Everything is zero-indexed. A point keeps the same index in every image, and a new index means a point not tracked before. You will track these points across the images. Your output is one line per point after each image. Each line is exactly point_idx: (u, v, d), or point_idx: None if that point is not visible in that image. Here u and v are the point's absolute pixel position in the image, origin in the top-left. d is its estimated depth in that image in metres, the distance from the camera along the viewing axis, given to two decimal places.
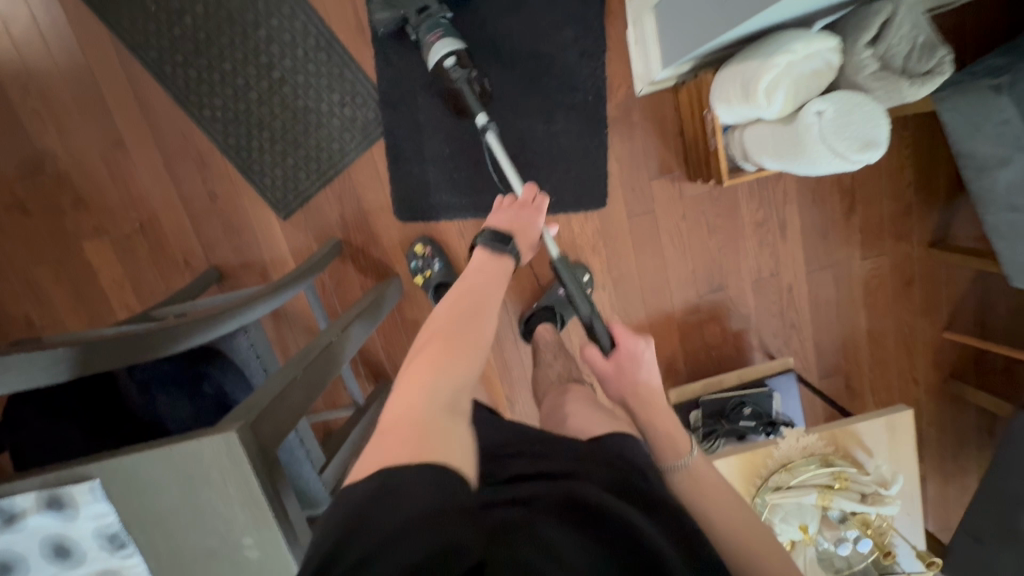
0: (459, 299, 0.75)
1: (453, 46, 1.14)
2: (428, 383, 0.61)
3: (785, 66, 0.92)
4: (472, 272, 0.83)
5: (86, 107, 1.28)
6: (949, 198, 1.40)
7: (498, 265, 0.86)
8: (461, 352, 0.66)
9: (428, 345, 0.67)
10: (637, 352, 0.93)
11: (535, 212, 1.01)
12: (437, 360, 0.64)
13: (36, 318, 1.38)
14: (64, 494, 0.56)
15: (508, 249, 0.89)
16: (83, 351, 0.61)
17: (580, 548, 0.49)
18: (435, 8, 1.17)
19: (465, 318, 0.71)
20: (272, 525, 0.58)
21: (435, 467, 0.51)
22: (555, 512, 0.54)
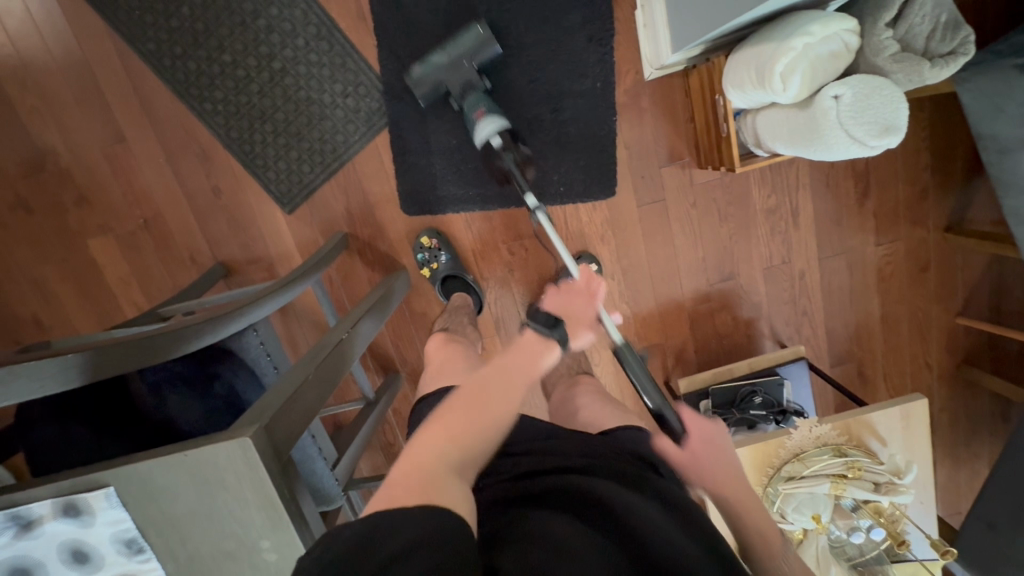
0: (491, 372, 0.69)
1: (499, 124, 1.14)
2: (438, 445, 0.57)
3: (802, 49, 0.88)
4: (512, 349, 0.76)
5: (85, 102, 1.26)
6: (966, 181, 1.37)
7: (541, 348, 0.78)
8: (481, 420, 0.61)
9: (451, 409, 0.62)
10: (709, 435, 0.81)
11: (588, 299, 0.95)
12: (456, 425, 0.60)
13: (44, 316, 1.38)
14: (80, 500, 0.56)
15: (557, 334, 0.83)
16: (92, 357, 0.60)
17: (586, 547, 0.51)
18: (478, 84, 1.19)
19: (499, 393, 0.66)
20: (288, 529, 0.57)
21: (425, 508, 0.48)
22: (566, 510, 0.56)
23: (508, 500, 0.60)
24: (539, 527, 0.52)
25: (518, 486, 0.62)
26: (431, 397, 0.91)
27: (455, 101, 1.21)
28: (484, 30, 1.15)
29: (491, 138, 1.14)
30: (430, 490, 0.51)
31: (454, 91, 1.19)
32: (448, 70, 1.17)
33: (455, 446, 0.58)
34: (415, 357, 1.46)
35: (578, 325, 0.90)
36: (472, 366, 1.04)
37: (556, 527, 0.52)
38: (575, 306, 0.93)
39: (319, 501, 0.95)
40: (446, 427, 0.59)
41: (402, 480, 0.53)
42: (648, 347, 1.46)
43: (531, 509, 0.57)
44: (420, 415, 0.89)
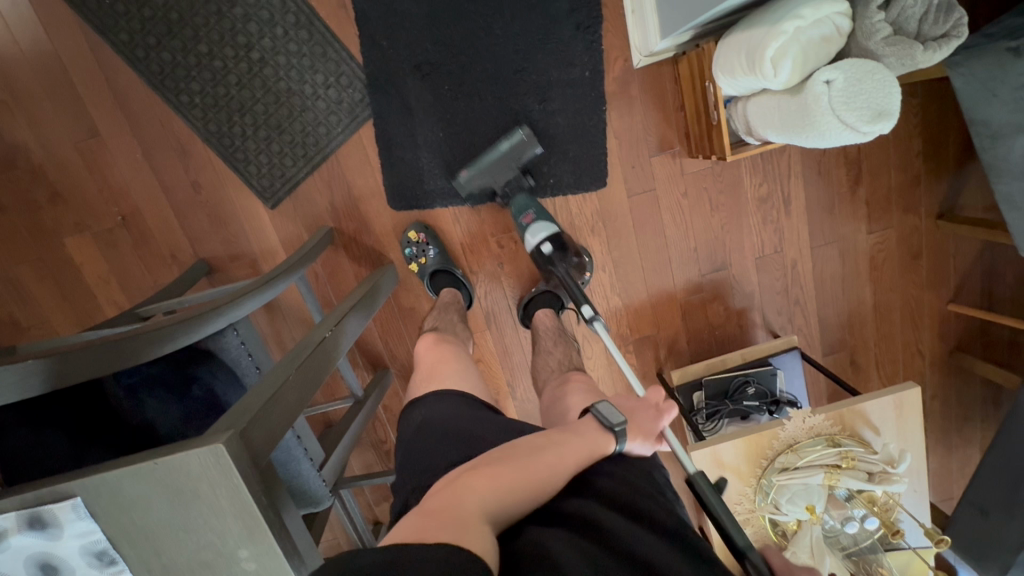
0: (542, 446, 0.68)
1: (547, 230, 1.21)
2: (480, 492, 0.57)
3: (793, 33, 0.86)
4: (566, 429, 0.73)
5: (55, 95, 1.22)
6: (958, 167, 1.36)
7: (596, 437, 0.72)
8: (525, 482, 0.61)
9: (500, 465, 0.62)
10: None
11: (656, 414, 0.87)
12: (498, 480, 0.60)
13: (21, 317, 1.34)
14: (46, 512, 0.54)
15: (617, 429, 0.73)
16: (56, 362, 0.57)
17: (579, 559, 0.51)
18: (522, 183, 1.27)
19: (546, 464, 0.64)
20: (267, 537, 0.55)
21: (450, 547, 0.46)
22: (565, 527, 0.57)
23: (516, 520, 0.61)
24: (538, 544, 0.53)
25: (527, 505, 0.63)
26: (422, 401, 0.90)
27: (500, 196, 1.29)
28: (525, 135, 1.21)
29: (542, 244, 1.20)
30: (462, 532, 0.50)
31: (501, 189, 1.27)
32: (497, 170, 1.24)
33: (495, 497, 0.58)
34: (405, 353, 1.43)
35: (639, 429, 0.81)
36: (462, 365, 1.03)
37: (559, 543, 0.53)
38: (638, 414, 0.85)
39: (305, 503, 0.93)
40: (493, 479, 0.60)
41: (441, 510, 0.54)
42: (640, 339, 1.45)
43: (534, 526, 0.57)
44: (410, 419, 0.87)
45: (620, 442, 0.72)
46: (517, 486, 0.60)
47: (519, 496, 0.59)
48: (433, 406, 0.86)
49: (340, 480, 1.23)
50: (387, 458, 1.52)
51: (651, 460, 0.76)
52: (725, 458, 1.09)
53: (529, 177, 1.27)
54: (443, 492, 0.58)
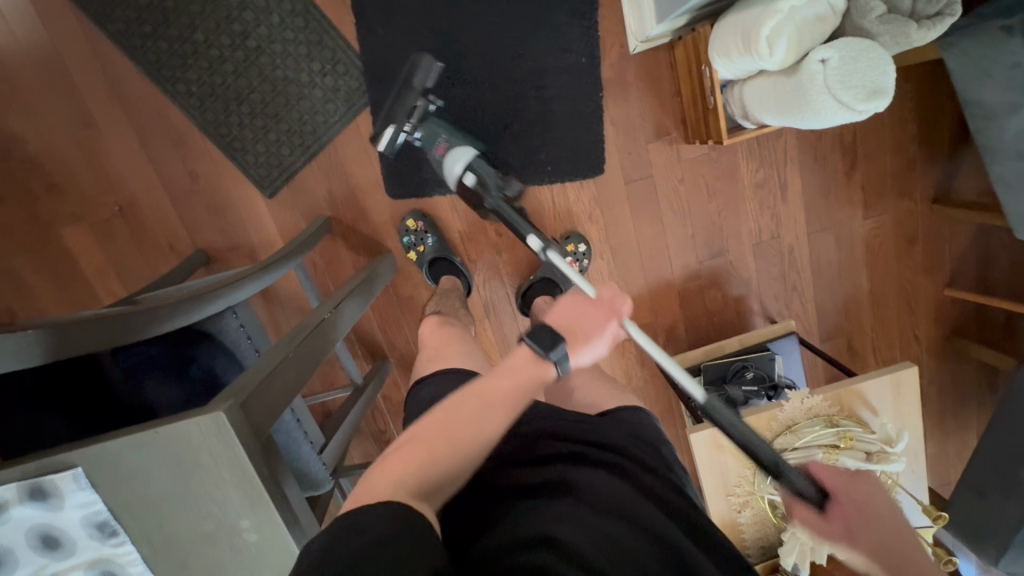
0: (464, 400, 0.63)
1: (468, 156, 1.11)
2: (393, 479, 0.54)
3: (789, 12, 0.87)
4: (497, 370, 0.67)
5: (51, 84, 1.21)
6: (953, 151, 1.36)
7: (533, 371, 0.67)
8: (443, 456, 0.58)
9: (410, 446, 0.59)
10: (866, 502, 0.64)
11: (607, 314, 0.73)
12: (413, 464, 0.56)
13: (16, 309, 1.33)
14: (46, 483, 0.54)
15: (555, 360, 0.68)
16: (56, 334, 0.57)
17: (585, 535, 0.54)
18: (422, 106, 1.15)
19: (467, 424, 0.61)
20: (269, 507, 0.55)
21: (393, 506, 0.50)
22: (568, 497, 0.59)
23: (500, 489, 0.62)
24: (546, 520, 0.55)
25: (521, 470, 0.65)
26: (429, 381, 0.90)
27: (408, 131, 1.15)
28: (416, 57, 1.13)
29: (463, 175, 1.11)
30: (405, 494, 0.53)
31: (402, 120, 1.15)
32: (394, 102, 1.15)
33: (419, 475, 0.56)
34: (404, 342, 1.43)
35: (584, 337, 0.71)
36: (465, 348, 1.03)
37: (560, 519, 0.55)
38: (582, 315, 0.73)
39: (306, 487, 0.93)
40: (410, 461, 0.56)
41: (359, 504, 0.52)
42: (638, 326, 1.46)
43: (539, 500, 0.59)
44: (417, 401, 0.88)
45: (562, 366, 0.68)
46: (444, 459, 0.58)
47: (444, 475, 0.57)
48: (441, 386, 0.87)
49: (340, 468, 1.24)
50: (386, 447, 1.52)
51: (656, 436, 0.80)
52: (724, 440, 1.09)
53: (429, 96, 1.13)
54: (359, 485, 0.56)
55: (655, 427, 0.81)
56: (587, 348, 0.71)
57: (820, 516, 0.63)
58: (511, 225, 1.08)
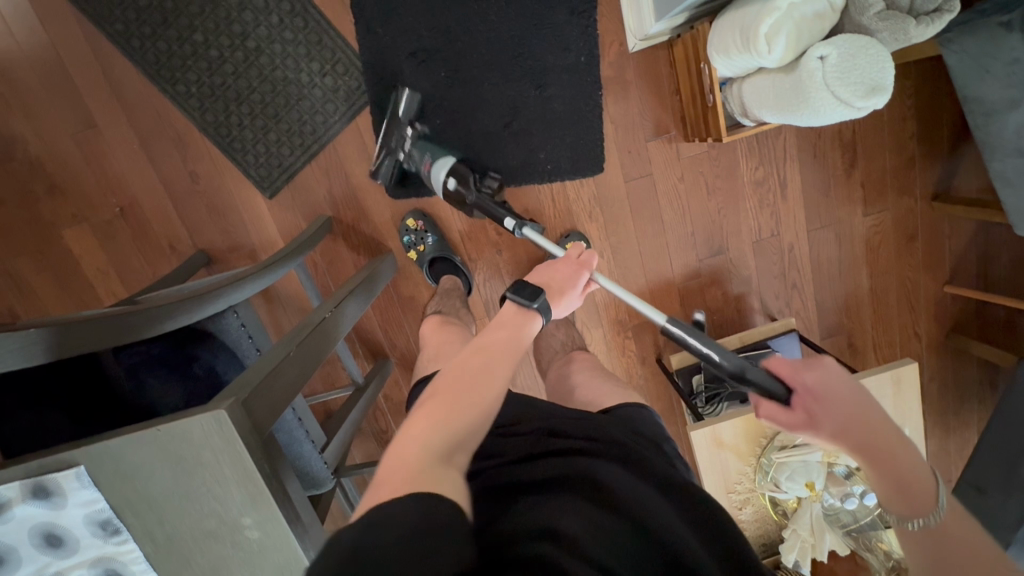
0: (467, 357, 0.71)
1: (448, 163, 1.15)
2: (423, 434, 0.58)
3: (787, 9, 0.87)
4: (491, 327, 0.78)
5: (52, 86, 1.21)
6: (953, 148, 1.36)
7: (522, 319, 0.80)
8: (466, 402, 0.63)
9: (431, 401, 0.64)
10: (822, 385, 0.69)
11: (577, 268, 0.92)
12: (441, 414, 0.61)
13: (18, 310, 1.33)
14: (49, 481, 0.54)
15: (537, 306, 0.82)
16: (58, 333, 0.58)
17: (587, 523, 0.55)
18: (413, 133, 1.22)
19: (476, 374, 0.67)
20: (271, 504, 0.56)
21: (422, 497, 0.48)
22: (570, 491, 0.60)
23: (504, 486, 0.63)
24: (549, 511, 0.56)
25: (522, 467, 0.65)
26: (433, 377, 0.91)
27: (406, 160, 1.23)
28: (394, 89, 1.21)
29: (446, 181, 1.14)
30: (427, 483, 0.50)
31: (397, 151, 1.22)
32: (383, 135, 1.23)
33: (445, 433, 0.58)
34: (405, 342, 1.44)
35: (558, 289, 0.88)
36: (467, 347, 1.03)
37: (561, 512, 0.55)
38: (556, 273, 0.90)
39: (309, 485, 0.94)
40: (439, 415, 0.61)
41: (389, 478, 0.53)
42: (638, 324, 1.46)
43: (539, 494, 0.60)
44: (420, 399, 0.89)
45: (545, 313, 0.83)
46: (465, 406, 0.63)
47: (470, 426, 0.61)
48: None
49: (342, 468, 1.24)
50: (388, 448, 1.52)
51: (658, 434, 0.80)
52: (724, 437, 1.09)
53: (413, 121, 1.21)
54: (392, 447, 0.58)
55: (655, 426, 0.81)
56: (563, 299, 0.88)
57: (784, 409, 0.71)
58: (493, 216, 1.11)
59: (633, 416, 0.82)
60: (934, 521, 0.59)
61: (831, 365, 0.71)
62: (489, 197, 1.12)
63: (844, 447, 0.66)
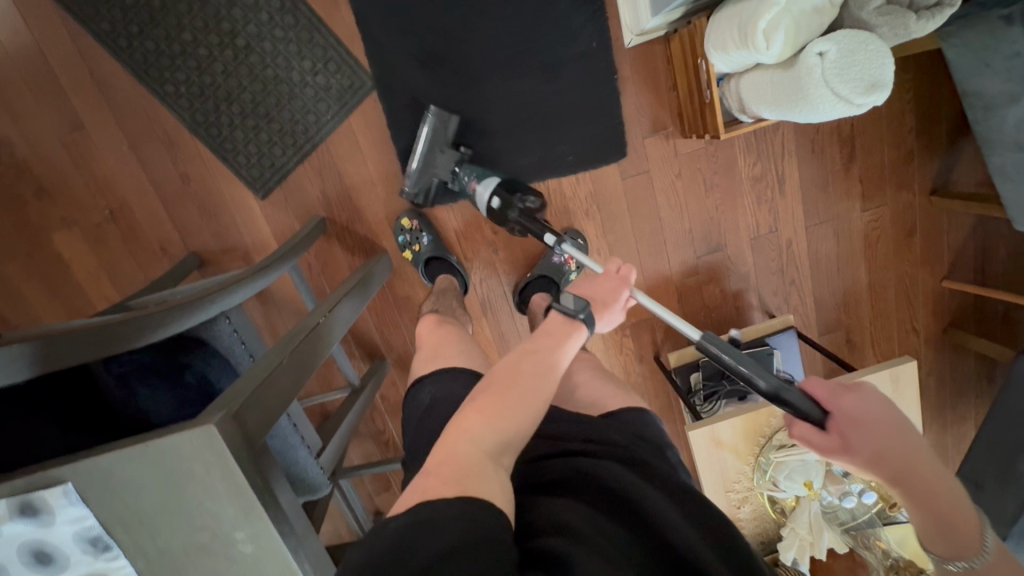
0: (520, 358, 0.73)
1: (494, 182, 1.17)
2: (475, 431, 0.60)
3: (785, 4, 0.86)
4: (539, 333, 0.79)
5: (38, 87, 1.19)
6: (952, 142, 1.35)
7: (569, 329, 0.81)
8: (517, 403, 0.65)
9: (483, 395, 0.66)
10: (860, 411, 0.64)
11: (620, 280, 0.93)
12: (493, 411, 0.63)
13: (10, 316, 1.32)
14: (37, 499, 0.53)
15: (582, 316, 0.82)
16: (44, 346, 0.56)
17: (587, 520, 0.55)
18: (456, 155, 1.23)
19: (530, 376, 0.69)
20: (263, 517, 0.55)
21: (471, 500, 0.50)
22: (573, 493, 0.60)
23: (518, 493, 0.64)
24: (551, 512, 0.57)
25: (532, 470, 0.67)
26: (430, 378, 0.90)
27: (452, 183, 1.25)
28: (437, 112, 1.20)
29: (491, 200, 1.16)
30: (466, 482, 0.53)
31: (444, 175, 1.24)
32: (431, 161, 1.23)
33: (490, 433, 0.61)
34: (401, 343, 1.43)
35: (604, 303, 0.89)
36: (464, 348, 1.02)
37: (569, 513, 0.56)
38: (598, 286, 0.92)
39: (304, 490, 0.93)
40: (488, 414, 0.63)
41: (440, 466, 0.56)
42: (636, 322, 1.45)
43: (543, 497, 0.61)
44: (416, 399, 0.88)
45: (590, 325, 0.83)
46: (513, 407, 0.64)
47: (518, 431, 0.63)
48: (443, 385, 0.87)
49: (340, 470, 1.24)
50: (387, 448, 1.51)
51: (659, 438, 0.78)
52: (723, 438, 1.09)
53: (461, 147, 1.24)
54: (443, 442, 0.60)
55: (655, 429, 0.81)
56: (607, 312, 0.89)
57: (818, 431, 0.67)
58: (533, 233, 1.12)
59: (630, 417, 0.81)
60: (977, 564, 0.58)
61: (873, 391, 0.66)
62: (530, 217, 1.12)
63: (878, 476, 0.61)
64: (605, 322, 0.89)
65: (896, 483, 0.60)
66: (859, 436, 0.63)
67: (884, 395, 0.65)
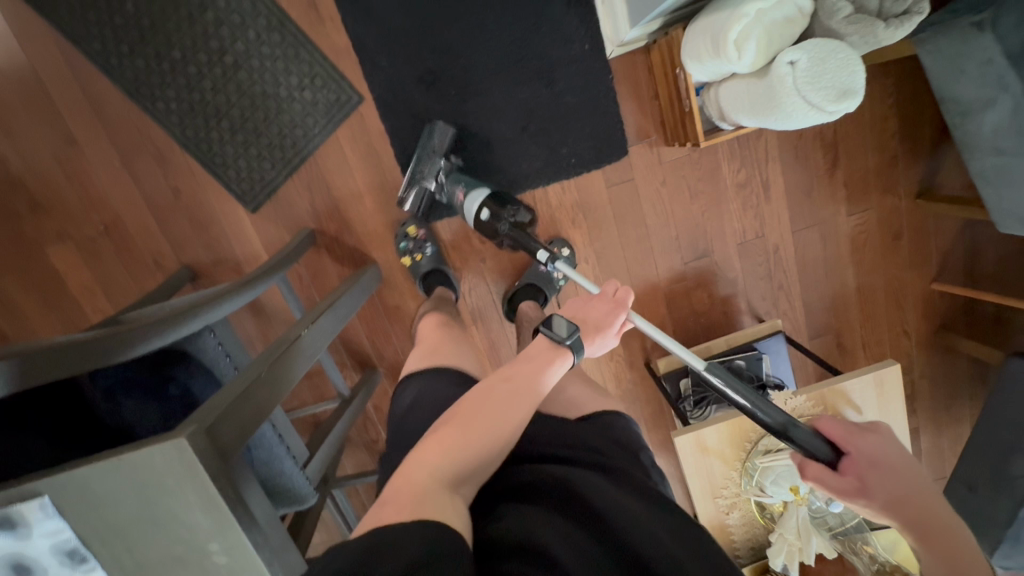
0: (492, 384, 0.73)
1: (482, 194, 1.17)
2: (432, 461, 0.61)
3: (755, 15, 0.88)
4: (520, 359, 0.80)
5: (32, 106, 1.22)
6: (934, 146, 1.36)
7: (551, 355, 0.81)
8: (478, 433, 0.66)
9: (446, 426, 0.67)
10: (877, 452, 0.70)
11: (615, 304, 0.94)
12: (452, 441, 0.64)
13: (7, 330, 1.35)
14: (14, 513, 0.54)
15: (568, 343, 0.83)
16: (25, 362, 0.58)
17: (558, 534, 0.56)
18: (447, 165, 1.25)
19: (498, 402, 0.70)
20: (235, 527, 0.56)
21: (425, 522, 0.51)
22: (548, 503, 0.61)
23: (483, 505, 0.63)
24: (523, 523, 0.57)
25: (512, 474, 0.68)
26: (418, 376, 0.92)
27: (441, 194, 1.26)
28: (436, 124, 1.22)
29: (480, 211, 1.17)
30: (421, 505, 0.54)
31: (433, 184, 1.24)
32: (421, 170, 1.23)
33: (446, 460, 0.61)
34: (392, 352, 1.44)
35: (592, 325, 0.90)
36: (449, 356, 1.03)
37: (538, 529, 0.56)
38: (590, 308, 0.92)
39: (289, 502, 0.94)
40: (445, 445, 0.63)
41: (393, 499, 0.57)
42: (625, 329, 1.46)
43: (516, 505, 0.61)
44: (405, 391, 0.90)
45: (576, 352, 0.83)
46: (477, 436, 0.65)
47: (477, 461, 0.63)
48: (427, 384, 0.89)
49: (332, 480, 1.25)
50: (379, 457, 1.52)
51: (635, 444, 0.79)
52: (709, 443, 1.09)
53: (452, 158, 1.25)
54: (399, 474, 0.61)
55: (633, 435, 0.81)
56: (598, 336, 0.89)
57: (834, 473, 0.71)
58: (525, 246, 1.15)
59: (609, 420, 0.82)
60: None
61: (888, 433, 0.72)
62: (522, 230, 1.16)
63: (894, 520, 0.64)
64: (594, 347, 0.90)
65: (913, 525, 0.63)
66: (876, 477, 0.67)
67: (897, 438, 0.72)
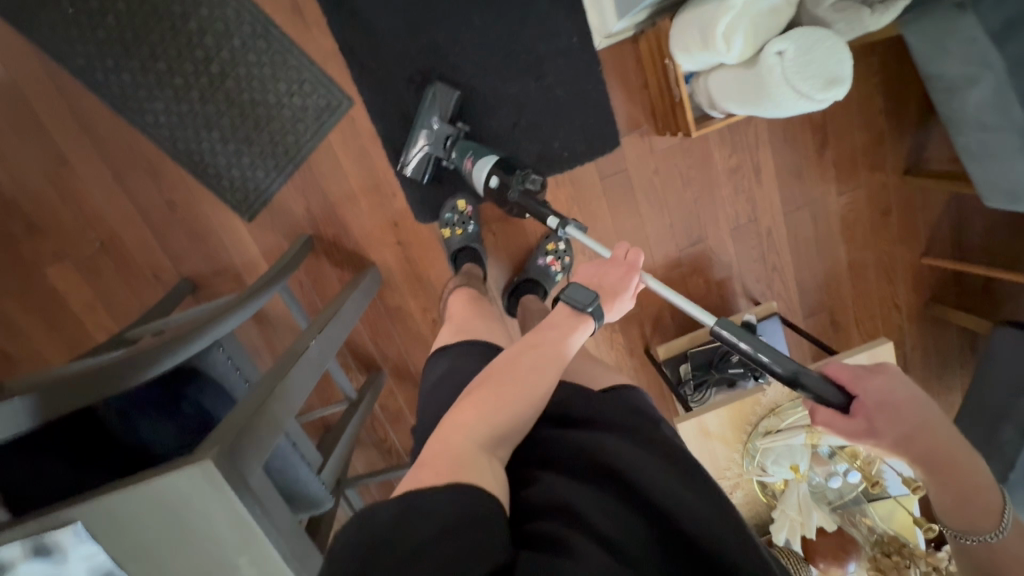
0: (521, 351, 0.76)
1: (491, 161, 1.16)
2: (471, 424, 0.64)
3: (742, 7, 0.89)
4: (545, 327, 0.82)
5: (20, 126, 1.21)
6: (921, 120, 1.38)
7: (574, 322, 0.84)
8: (511, 396, 0.68)
9: (479, 390, 0.69)
10: (889, 392, 0.66)
11: (627, 267, 0.96)
12: (487, 405, 0.66)
13: (12, 351, 1.35)
14: (49, 541, 0.56)
15: (590, 309, 0.85)
16: (43, 396, 0.60)
17: (585, 498, 0.58)
18: (456, 133, 1.24)
19: (528, 368, 0.72)
20: (263, 543, 0.58)
21: (457, 485, 0.53)
22: (571, 469, 0.63)
23: (511, 468, 0.67)
24: (550, 490, 0.60)
25: (539, 439, 0.70)
26: (447, 351, 0.95)
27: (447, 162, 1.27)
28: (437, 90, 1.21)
29: (489, 178, 1.16)
30: (465, 474, 0.56)
31: (440, 153, 1.25)
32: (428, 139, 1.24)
33: (482, 422, 0.64)
34: (396, 352, 1.46)
35: (609, 292, 0.93)
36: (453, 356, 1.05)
37: (564, 490, 0.59)
38: (607, 274, 0.95)
39: (306, 506, 0.97)
40: (481, 409, 0.65)
41: (433, 459, 0.59)
42: (624, 318, 1.48)
43: (545, 472, 0.63)
44: (435, 364, 0.94)
45: (596, 317, 0.86)
46: (509, 398, 0.67)
47: (512, 423, 0.66)
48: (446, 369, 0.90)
49: (345, 480, 1.28)
50: (388, 455, 1.55)
51: None
52: (710, 426, 1.12)
53: (460, 126, 1.24)
54: (438, 436, 0.63)
55: (648, 402, 0.81)
56: (615, 301, 0.92)
57: (842, 415, 0.68)
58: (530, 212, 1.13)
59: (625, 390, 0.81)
60: (997, 540, 0.60)
61: (896, 371, 0.67)
62: (530, 195, 1.12)
63: (902, 456, 0.64)
64: (612, 314, 0.93)
65: (925, 461, 0.62)
66: (886, 421, 0.64)
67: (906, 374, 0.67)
